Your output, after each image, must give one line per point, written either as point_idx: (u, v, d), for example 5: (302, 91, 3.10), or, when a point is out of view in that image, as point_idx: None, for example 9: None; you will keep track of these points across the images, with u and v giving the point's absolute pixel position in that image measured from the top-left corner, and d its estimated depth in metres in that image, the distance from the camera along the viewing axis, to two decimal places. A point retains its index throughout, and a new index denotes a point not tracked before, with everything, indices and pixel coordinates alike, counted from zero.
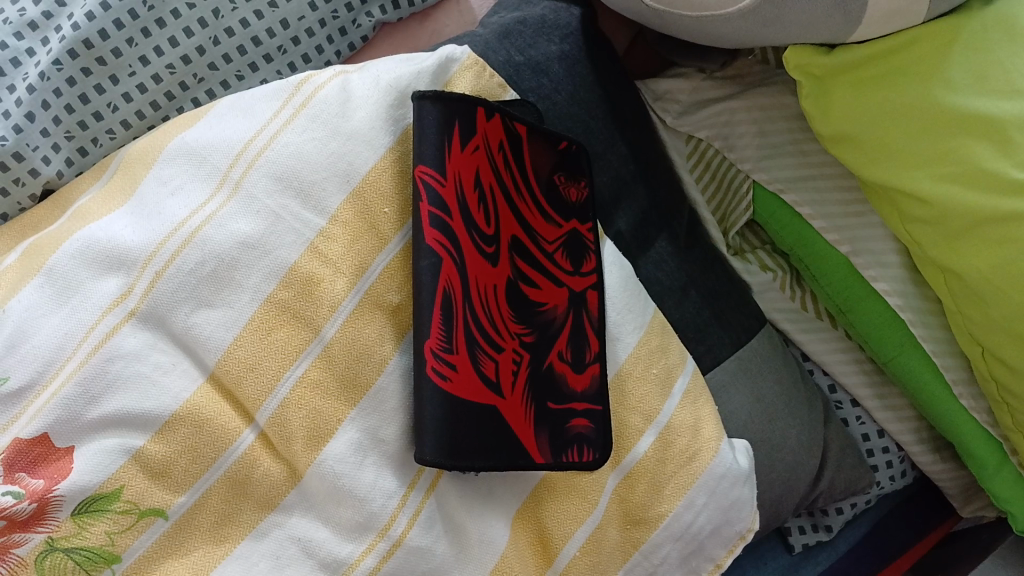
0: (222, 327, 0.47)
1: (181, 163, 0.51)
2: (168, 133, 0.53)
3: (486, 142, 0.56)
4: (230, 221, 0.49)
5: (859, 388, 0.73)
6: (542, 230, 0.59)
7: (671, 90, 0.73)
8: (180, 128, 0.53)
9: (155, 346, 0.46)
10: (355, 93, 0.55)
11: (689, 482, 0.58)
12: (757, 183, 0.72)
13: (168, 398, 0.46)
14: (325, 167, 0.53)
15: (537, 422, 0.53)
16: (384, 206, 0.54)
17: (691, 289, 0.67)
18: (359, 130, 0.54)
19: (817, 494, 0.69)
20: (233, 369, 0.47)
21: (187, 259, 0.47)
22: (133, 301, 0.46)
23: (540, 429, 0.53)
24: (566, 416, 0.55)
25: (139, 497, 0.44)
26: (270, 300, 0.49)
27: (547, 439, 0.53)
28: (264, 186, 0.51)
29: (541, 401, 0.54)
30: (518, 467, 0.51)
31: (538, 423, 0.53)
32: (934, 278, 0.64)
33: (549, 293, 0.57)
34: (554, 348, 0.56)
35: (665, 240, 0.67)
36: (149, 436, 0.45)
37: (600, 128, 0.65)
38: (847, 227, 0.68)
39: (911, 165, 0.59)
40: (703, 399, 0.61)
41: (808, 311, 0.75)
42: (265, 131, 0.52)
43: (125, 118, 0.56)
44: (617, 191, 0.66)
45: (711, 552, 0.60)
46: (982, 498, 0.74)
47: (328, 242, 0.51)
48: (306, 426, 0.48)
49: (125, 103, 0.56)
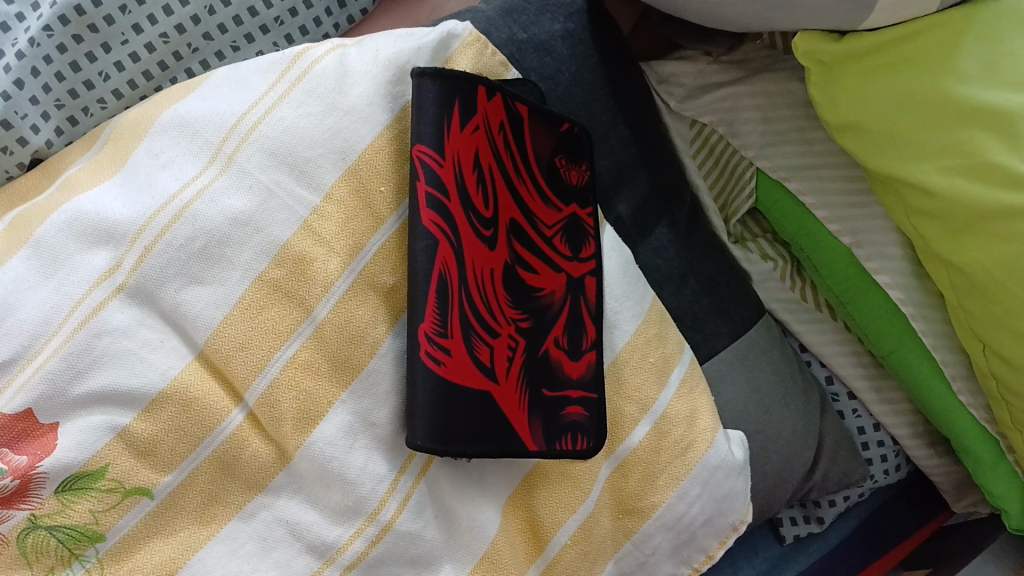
0: (213, 304, 0.47)
1: (173, 135, 0.51)
2: (160, 104, 0.52)
3: (489, 124, 0.54)
4: (222, 196, 0.49)
5: (856, 379, 0.66)
6: (541, 214, 0.57)
7: (676, 73, 0.67)
8: (172, 100, 0.53)
9: (143, 322, 0.46)
10: (352, 69, 0.55)
11: (682, 473, 0.56)
12: (762, 171, 0.66)
13: (155, 375, 0.45)
14: (320, 144, 0.53)
15: (531, 408, 0.53)
16: (380, 184, 0.54)
17: (691, 278, 0.62)
18: (355, 106, 0.54)
19: (810, 486, 0.64)
20: (223, 347, 0.47)
21: (177, 234, 0.47)
22: (121, 276, 0.46)
23: (533, 416, 0.53)
24: (561, 403, 0.54)
25: (124, 475, 0.44)
26: (261, 278, 0.49)
27: (540, 426, 0.53)
28: (258, 161, 0.51)
29: (536, 388, 0.53)
30: (510, 454, 0.50)
31: (532, 409, 0.53)
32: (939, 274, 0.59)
33: (547, 278, 0.56)
34: (550, 334, 0.55)
35: (665, 227, 0.63)
36: (137, 413, 0.45)
37: (603, 110, 0.62)
38: (850, 217, 0.62)
39: (918, 156, 0.56)
40: (700, 389, 0.59)
41: (807, 301, 0.67)
42: (259, 105, 0.52)
43: (117, 88, 0.55)
44: (618, 176, 0.62)
45: (702, 543, 0.58)
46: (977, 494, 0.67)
47: (322, 221, 0.51)
48: (296, 408, 0.48)
49: (117, 72, 0.55)
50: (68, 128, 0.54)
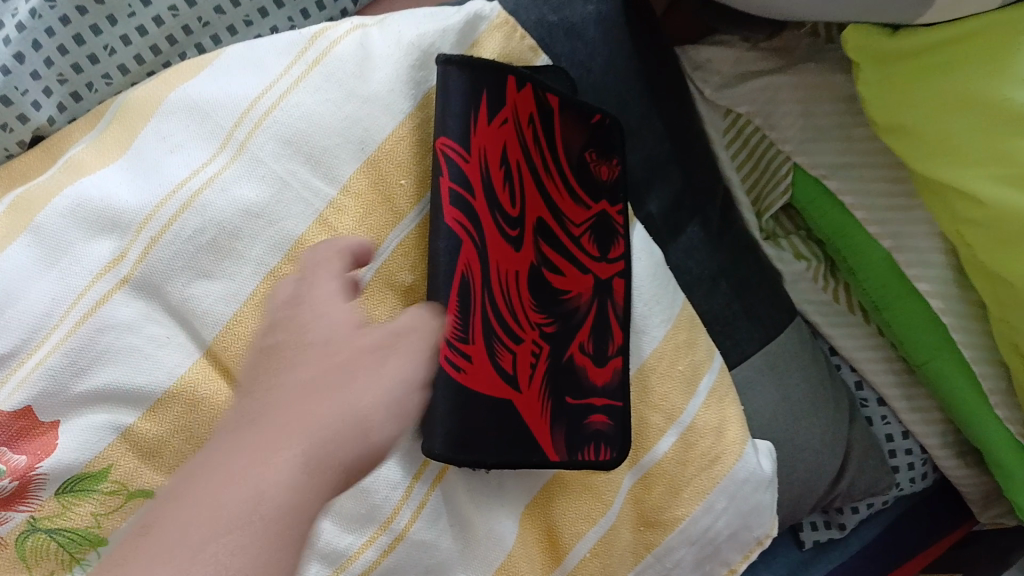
0: (221, 300, 0.45)
1: (182, 118, 0.48)
2: (168, 82, 0.49)
3: (518, 117, 0.51)
4: (234, 185, 0.46)
5: (887, 388, 0.65)
6: (569, 211, 0.54)
7: (712, 60, 0.64)
8: (182, 78, 0.49)
9: (149, 316, 0.44)
10: (373, 52, 0.52)
11: (709, 486, 0.54)
12: (797, 166, 0.64)
13: (161, 373, 0.43)
14: (337, 133, 0.49)
15: (553, 417, 0.50)
16: (401, 177, 0.51)
17: (722, 279, 0.61)
18: (377, 94, 0.51)
19: (836, 494, 0.63)
20: (232, 345, 0.45)
21: (185, 225, 0.45)
22: (126, 267, 0.43)
23: (556, 425, 0.50)
24: (584, 411, 0.52)
25: (128, 477, 0.42)
26: (273, 274, 0.46)
27: (562, 435, 0.50)
28: (272, 149, 0.48)
29: (560, 396, 0.51)
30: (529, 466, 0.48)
31: (554, 418, 0.50)
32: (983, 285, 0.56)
33: (573, 280, 0.53)
34: (575, 339, 0.53)
35: (697, 225, 0.61)
36: (140, 413, 0.42)
37: (635, 101, 0.59)
38: (891, 220, 0.60)
39: (969, 162, 0.53)
40: (729, 398, 0.57)
41: (839, 303, 0.66)
42: (273, 89, 0.49)
43: (123, 63, 0.51)
44: (650, 171, 0.59)
45: (726, 556, 0.57)
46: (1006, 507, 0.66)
47: (338, 215, 0.49)
48: None
49: (123, 47, 0.51)
50: (71, 104, 0.50)
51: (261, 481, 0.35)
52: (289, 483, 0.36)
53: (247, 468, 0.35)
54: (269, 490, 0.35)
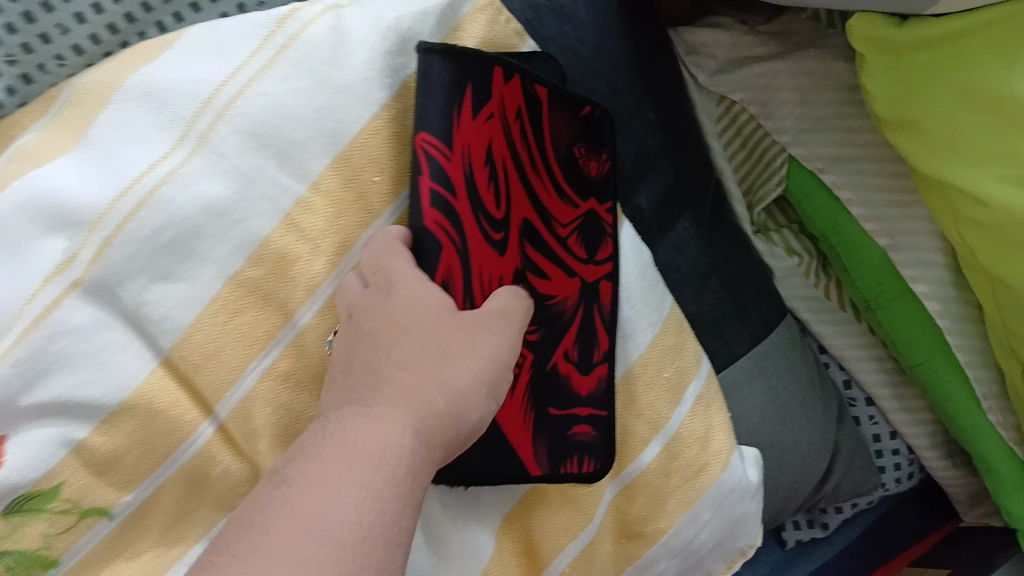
0: (182, 304, 0.42)
1: (140, 106, 0.42)
2: (126, 66, 0.43)
3: (505, 111, 0.47)
4: (194, 182, 0.42)
5: (877, 387, 0.66)
6: (555, 210, 0.50)
7: (707, 43, 0.63)
8: (142, 59, 0.44)
9: (103, 322, 0.41)
10: (348, 35, 0.47)
11: (692, 497, 0.53)
12: (792, 159, 0.63)
13: (116, 384, 0.40)
14: (309, 125, 0.46)
15: (535, 429, 0.48)
16: (373, 173, 0.48)
17: (712, 277, 0.59)
18: (351, 83, 0.47)
19: (819, 496, 0.63)
20: (192, 355, 0.42)
21: (142, 224, 0.41)
22: (78, 269, 0.40)
23: (538, 438, 0.48)
24: (568, 422, 0.49)
25: (80, 495, 0.40)
26: (236, 278, 0.44)
27: (545, 447, 0.48)
28: (235, 143, 0.44)
29: (542, 406, 0.48)
30: (510, 480, 0.46)
31: (536, 429, 0.48)
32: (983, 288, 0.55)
33: (559, 284, 0.50)
34: (560, 345, 0.50)
35: (688, 221, 0.58)
36: (93, 426, 0.40)
37: (627, 90, 0.56)
38: (888, 217, 0.59)
39: (976, 162, 0.50)
40: (717, 405, 0.55)
41: (831, 300, 0.66)
42: (238, 76, 0.44)
43: (76, 42, 0.45)
44: (641, 163, 0.56)
45: (709, 566, 0.56)
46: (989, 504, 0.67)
47: (307, 214, 0.46)
48: (273, 424, 0.45)
49: (76, 25, 0.45)
50: (20, 87, 0.44)
51: (389, 439, 0.36)
52: (356, 514, 0.33)
53: (334, 486, 0.33)
54: (371, 501, 0.34)
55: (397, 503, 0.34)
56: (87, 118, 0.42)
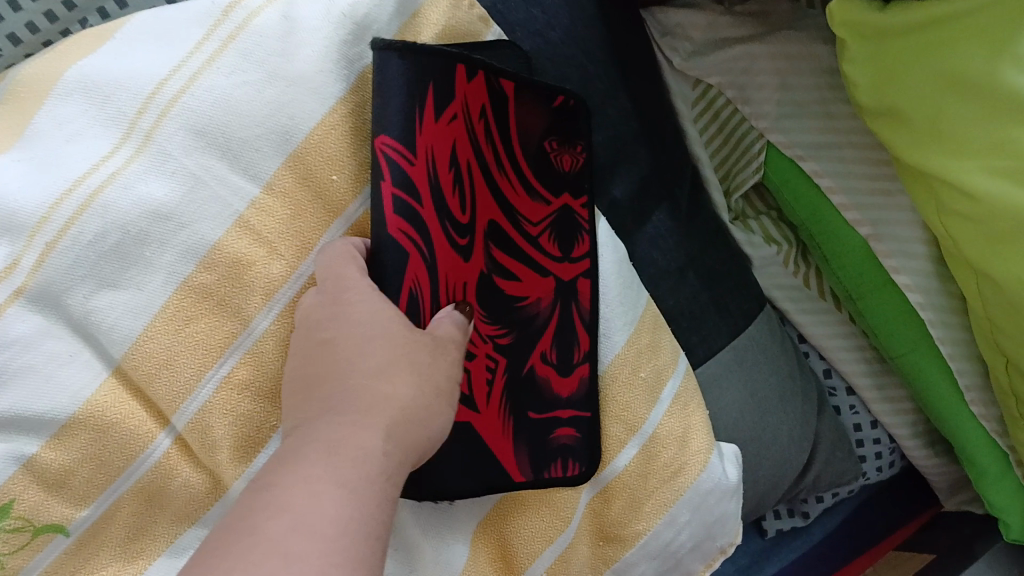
0: (129, 313, 0.40)
1: (79, 101, 0.41)
2: (65, 55, 0.42)
3: (470, 110, 0.45)
4: (138, 183, 0.40)
5: (858, 377, 0.65)
6: (525, 208, 0.48)
7: (683, 24, 0.60)
8: (80, 51, 0.42)
9: (49, 332, 0.39)
10: (300, 23, 0.45)
11: (671, 499, 0.51)
12: (772, 145, 0.61)
13: (65, 396, 0.39)
14: (260, 122, 0.43)
15: (515, 435, 0.47)
16: (331, 171, 0.45)
17: (689, 271, 0.57)
18: (303, 75, 0.44)
19: (800, 488, 0.63)
20: (143, 365, 0.41)
21: (84, 230, 0.39)
22: (20, 277, 0.38)
23: (519, 444, 0.47)
24: (549, 425, 0.48)
25: (34, 511, 0.39)
26: (188, 284, 0.41)
27: (527, 453, 0.47)
28: (181, 141, 0.41)
29: (522, 411, 0.47)
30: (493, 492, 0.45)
31: (517, 436, 0.47)
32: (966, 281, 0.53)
33: (530, 284, 0.48)
34: (537, 347, 0.48)
35: (664, 211, 0.56)
36: (44, 441, 0.39)
37: (598, 76, 0.53)
38: (870, 206, 0.57)
39: (962, 153, 0.48)
40: (694, 403, 0.53)
41: (811, 288, 0.65)
42: (183, 69, 0.42)
43: (14, 31, 0.45)
44: (614, 154, 0.54)
45: (688, 566, 0.54)
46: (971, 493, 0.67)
47: (262, 215, 0.43)
48: (233, 436, 0.43)
49: (12, 13, 0.45)
50: None
51: (359, 441, 0.33)
52: (337, 509, 0.31)
53: (313, 486, 0.31)
54: (349, 499, 0.31)
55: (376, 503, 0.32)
56: (27, 111, 0.41)
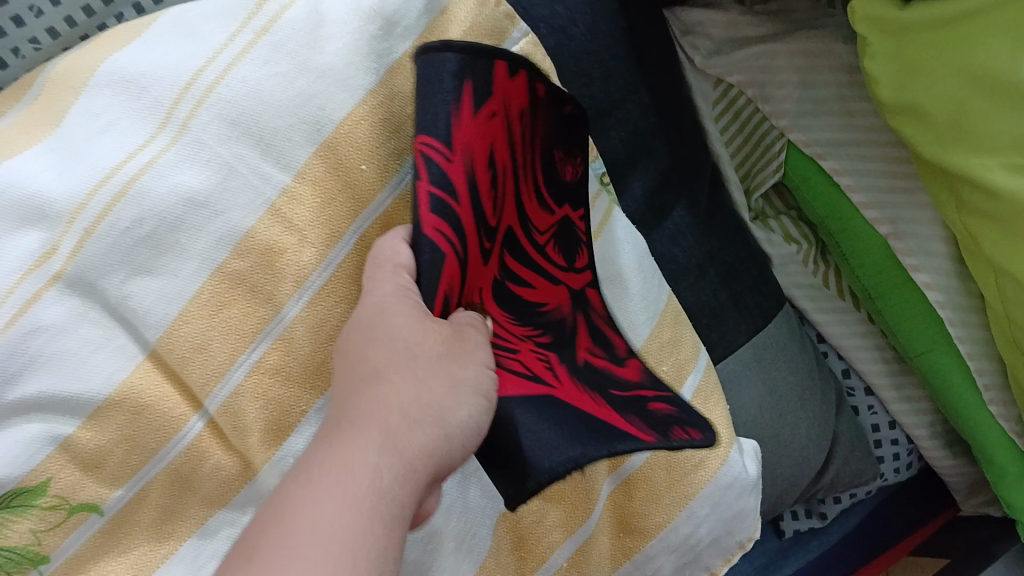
0: (163, 300, 0.41)
1: (117, 92, 0.42)
2: (99, 50, 0.43)
3: (505, 108, 0.45)
4: (174, 171, 0.42)
5: (877, 376, 0.65)
6: (535, 216, 0.47)
7: (704, 22, 0.62)
8: (115, 44, 0.43)
9: (85, 316, 0.40)
10: (327, 18, 0.46)
11: (691, 492, 0.52)
12: (791, 143, 0.62)
13: (98, 380, 0.40)
14: (291, 113, 0.44)
15: (618, 408, 0.44)
16: (361, 162, 0.46)
17: (709, 268, 0.58)
18: (333, 67, 0.45)
19: (819, 487, 0.63)
20: (177, 348, 0.42)
21: (120, 216, 0.40)
22: (58, 263, 0.39)
23: (626, 413, 0.44)
24: (639, 401, 0.46)
25: (69, 490, 0.40)
26: (221, 270, 0.43)
27: (638, 420, 0.44)
28: (216, 131, 0.43)
29: (606, 390, 0.45)
30: (623, 448, 0.40)
31: (620, 409, 0.44)
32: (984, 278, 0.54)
33: (546, 292, 0.47)
34: (580, 348, 0.47)
35: (684, 208, 0.57)
36: (79, 422, 0.40)
37: (619, 72, 0.54)
38: (890, 204, 0.58)
39: (982, 150, 0.49)
40: (715, 399, 0.54)
41: (829, 287, 0.65)
42: (216, 62, 0.43)
43: (53, 25, 0.46)
44: (633, 151, 0.55)
45: (707, 561, 0.54)
46: (988, 494, 0.67)
47: (293, 204, 0.44)
48: (264, 420, 0.44)
49: (52, 7, 0.46)
50: None
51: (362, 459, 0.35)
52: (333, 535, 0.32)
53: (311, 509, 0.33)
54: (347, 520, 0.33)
55: (379, 517, 0.34)
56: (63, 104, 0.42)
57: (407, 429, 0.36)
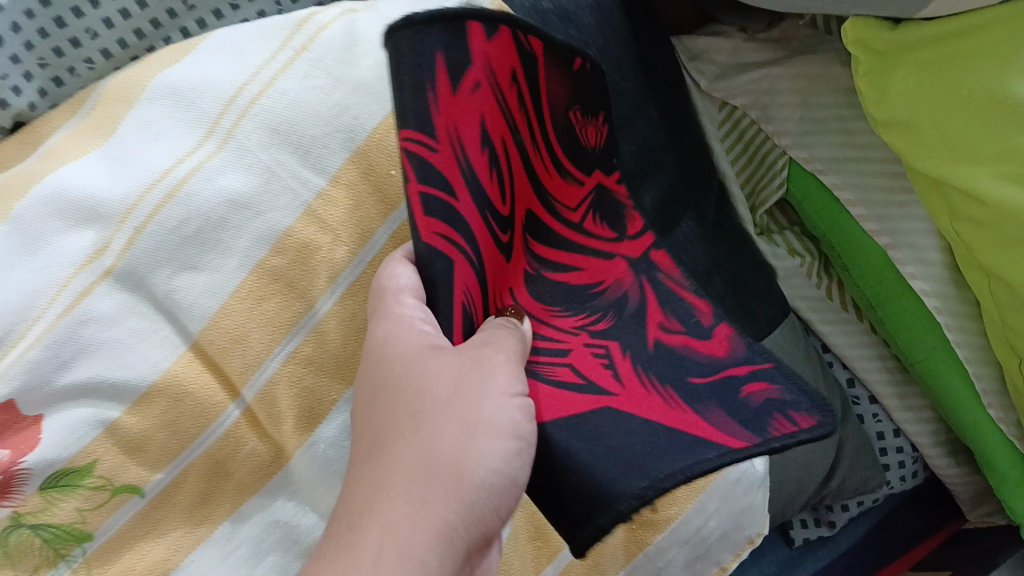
0: (206, 293, 0.45)
1: (166, 106, 0.47)
2: (151, 66, 0.48)
3: (489, 73, 0.43)
4: (218, 175, 0.45)
5: (880, 386, 0.67)
6: (562, 196, 0.50)
7: (709, 49, 0.67)
8: (165, 63, 0.48)
9: (133, 309, 0.44)
10: (360, 36, 0.51)
11: (701, 486, 0.54)
12: (793, 160, 0.66)
13: (144, 366, 0.43)
14: (326, 122, 0.48)
15: (699, 404, 0.43)
16: (391, 167, 0.49)
17: (716, 275, 0.61)
18: (364, 81, 0.50)
19: (827, 493, 0.65)
20: (219, 339, 0.45)
21: (168, 217, 0.44)
22: (110, 258, 0.43)
23: (709, 406, 0.43)
24: (731, 385, 0.44)
25: (113, 472, 0.43)
26: (260, 266, 0.46)
27: (722, 410, 0.42)
28: (259, 138, 0.47)
29: (683, 378, 0.45)
30: (711, 465, 0.38)
31: (701, 403, 0.43)
32: (978, 284, 0.57)
33: (594, 271, 0.49)
34: (651, 324, 0.48)
35: (691, 219, 0.61)
36: (125, 407, 0.43)
37: (629, 91, 0.58)
38: (890, 217, 0.61)
39: (972, 161, 0.52)
40: None
41: (833, 299, 0.69)
42: (259, 77, 0.48)
43: (105, 46, 0.50)
44: (642, 164, 0.59)
45: (717, 556, 0.56)
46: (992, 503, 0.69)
47: (327, 206, 0.48)
48: (296, 407, 0.47)
49: (105, 30, 0.49)
50: (52, 89, 0.49)
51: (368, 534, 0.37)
52: None
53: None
54: None
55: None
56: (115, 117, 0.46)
57: (413, 511, 0.37)
